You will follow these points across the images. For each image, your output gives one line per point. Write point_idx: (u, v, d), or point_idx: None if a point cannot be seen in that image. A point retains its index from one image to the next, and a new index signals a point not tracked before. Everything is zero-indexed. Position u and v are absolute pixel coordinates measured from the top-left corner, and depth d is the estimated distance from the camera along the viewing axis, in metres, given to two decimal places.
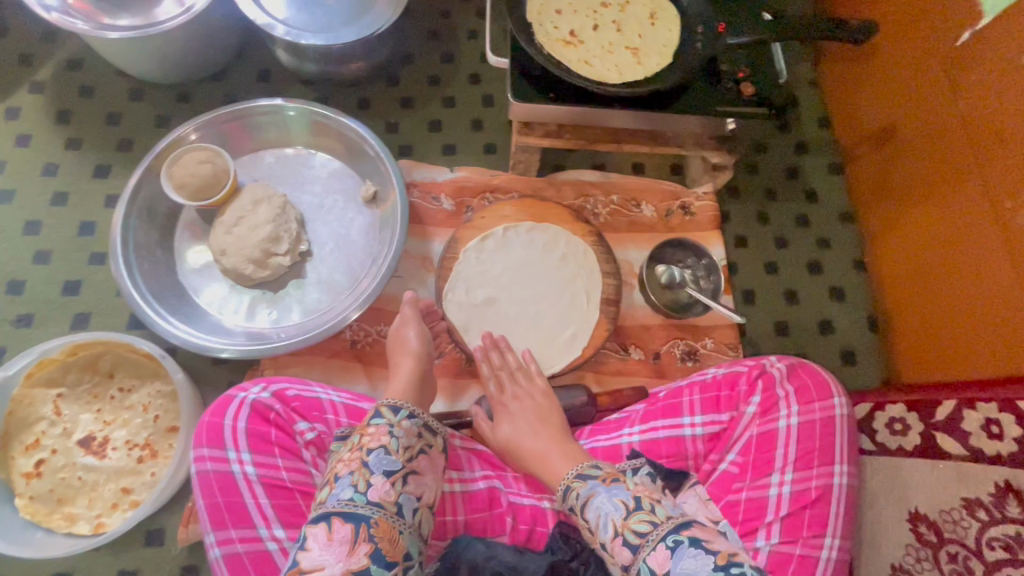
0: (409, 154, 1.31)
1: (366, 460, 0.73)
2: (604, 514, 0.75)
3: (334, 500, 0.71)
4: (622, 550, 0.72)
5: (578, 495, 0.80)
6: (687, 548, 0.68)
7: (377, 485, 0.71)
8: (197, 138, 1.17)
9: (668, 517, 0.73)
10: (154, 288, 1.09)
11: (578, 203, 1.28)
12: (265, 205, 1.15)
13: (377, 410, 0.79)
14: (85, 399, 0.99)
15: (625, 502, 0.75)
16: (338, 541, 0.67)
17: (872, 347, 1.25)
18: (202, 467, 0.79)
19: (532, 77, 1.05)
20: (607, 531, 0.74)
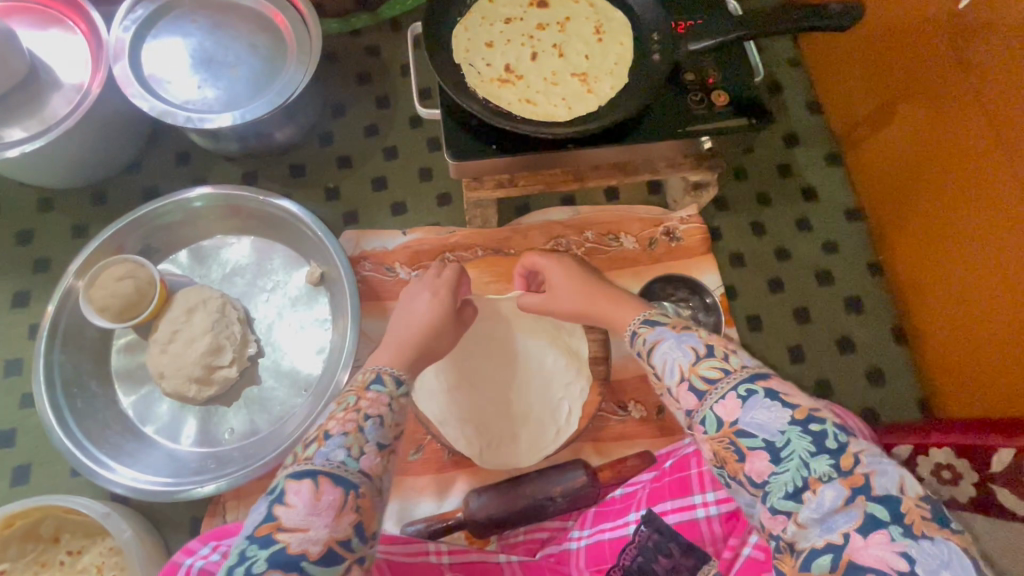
0: (356, 221, 1.18)
1: (362, 425, 0.64)
2: (671, 360, 0.64)
3: (323, 458, 0.61)
4: (688, 394, 0.61)
5: (645, 341, 0.70)
6: (760, 400, 0.56)
7: (370, 453, 0.63)
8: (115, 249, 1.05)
9: (743, 365, 0.60)
10: (92, 428, 0.98)
11: (549, 248, 1.14)
12: (201, 312, 1.03)
13: (379, 374, 0.72)
14: (32, 569, 0.90)
15: (695, 349, 0.63)
16: (325, 504, 0.58)
17: (900, 361, 1.11)
18: None
19: (469, 129, 0.91)
20: (672, 375, 0.63)
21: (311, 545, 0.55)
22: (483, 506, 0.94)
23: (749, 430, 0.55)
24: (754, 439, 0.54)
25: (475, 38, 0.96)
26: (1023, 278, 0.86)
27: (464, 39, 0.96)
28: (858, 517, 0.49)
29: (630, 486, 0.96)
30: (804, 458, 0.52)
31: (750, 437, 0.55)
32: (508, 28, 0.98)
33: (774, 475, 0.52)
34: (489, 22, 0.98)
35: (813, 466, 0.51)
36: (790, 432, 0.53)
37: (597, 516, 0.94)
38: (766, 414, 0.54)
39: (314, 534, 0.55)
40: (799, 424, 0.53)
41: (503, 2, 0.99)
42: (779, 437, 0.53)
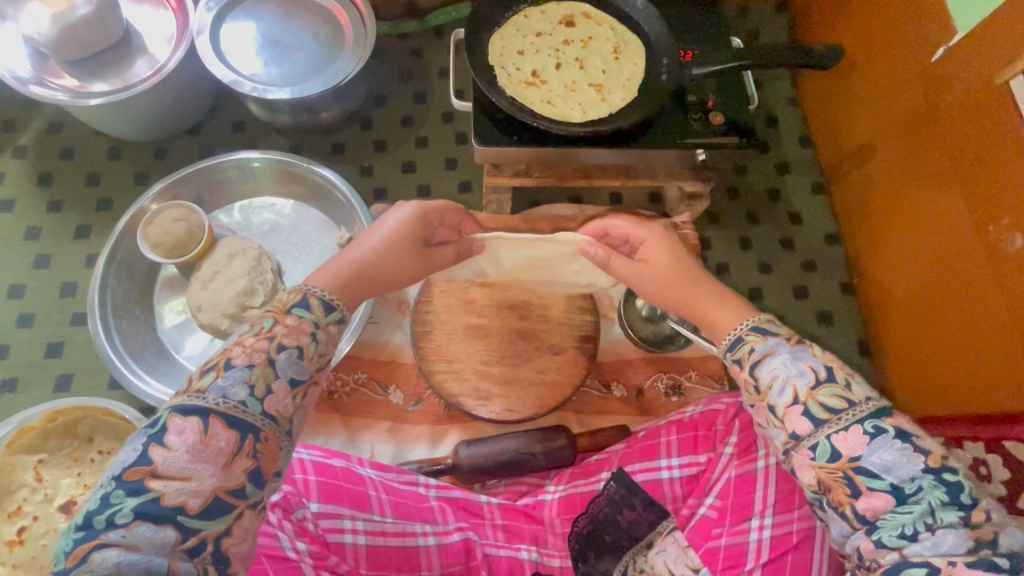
0: (385, 197, 1.32)
1: (273, 360, 0.70)
2: (784, 378, 0.70)
3: (219, 394, 0.66)
4: (800, 419, 0.68)
5: (752, 350, 0.75)
6: (889, 441, 0.64)
7: (276, 396, 0.69)
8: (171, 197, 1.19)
9: (866, 398, 0.67)
10: (133, 348, 1.10)
11: (554, 238, 1.27)
12: (240, 258, 1.15)
13: (306, 299, 0.77)
14: (66, 463, 1.00)
15: (813, 371, 0.69)
16: (215, 448, 0.63)
17: (865, 373, 1.21)
18: None
19: (496, 120, 1.05)
20: (783, 395, 0.69)
21: (190, 497, 0.60)
22: (472, 454, 1.03)
23: (872, 470, 0.64)
24: (879, 480, 0.63)
25: (509, 46, 1.11)
26: (981, 301, 0.97)
27: (499, 46, 1.11)
28: (976, 559, 0.58)
29: (606, 451, 1.03)
30: (933, 505, 0.61)
31: (874, 479, 0.64)
32: (538, 41, 1.13)
33: (894, 514, 0.62)
34: (523, 34, 1.13)
35: (940, 513, 0.61)
36: (922, 479, 0.62)
37: (571, 475, 1.01)
38: (897, 459, 0.63)
39: (196, 484, 0.61)
40: (932, 472, 0.62)
41: (536, 19, 1.15)
42: (909, 482, 0.62)
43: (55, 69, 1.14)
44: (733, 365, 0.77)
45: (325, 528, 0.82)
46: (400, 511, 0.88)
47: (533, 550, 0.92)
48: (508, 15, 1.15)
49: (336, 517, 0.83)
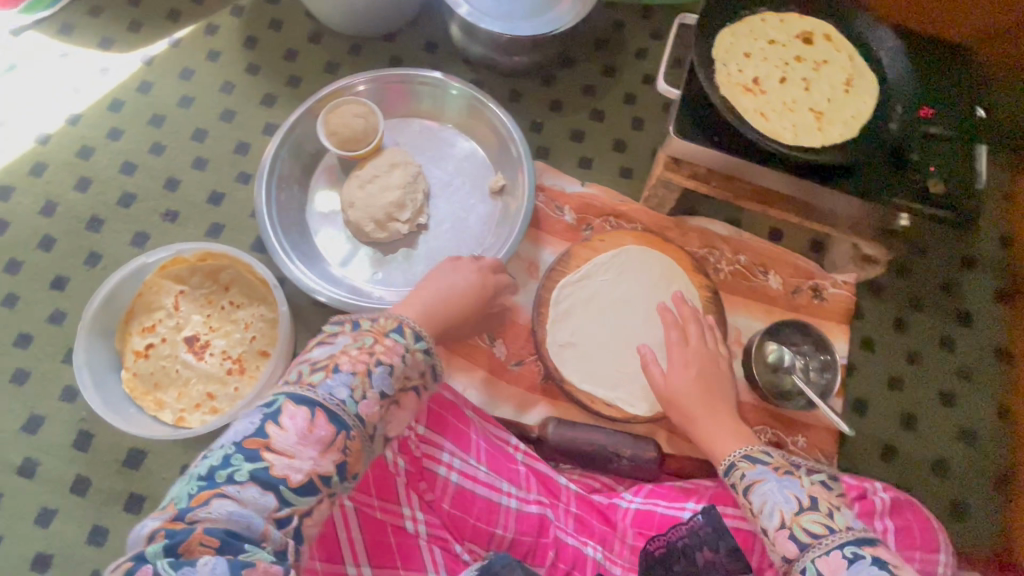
0: (545, 157, 1.29)
1: (370, 370, 0.71)
2: (772, 502, 0.78)
3: (325, 392, 0.69)
4: (786, 542, 0.75)
5: (744, 476, 0.83)
6: (864, 563, 0.69)
7: (370, 399, 0.70)
8: (363, 90, 1.22)
9: (847, 527, 0.73)
10: (285, 220, 1.16)
11: (701, 253, 1.21)
12: (400, 170, 1.18)
13: (399, 325, 0.76)
14: (200, 301, 1.07)
15: (798, 499, 0.77)
16: (315, 436, 0.66)
17: (988, 508, 1.09)
18: None
19: (700, 117, 1.00)
20: (772, 519, 0.77)
21: (294, 473, 0.64)
22: (560, 434, 1.02)
23: None
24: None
25: (737, 45, 1.05)
26: None
27: (727, 42, 1.04)
28: None
29: (693, 482, 0.99)
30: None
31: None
32: (769, 49, 1.05)
33: None
34: (754, 36, 1.06)
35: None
36: None
37: (651, 491, 0.98)
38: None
39: (299, 462, 0.64)
40: None
41: (774, 25, 1.07)
42: None
43: None
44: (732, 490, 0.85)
45: (424, 453, 0.82)
46: (492, 462, 0.88)
47: (599, 550, 0.90)
48: (744, 12, 1.07)
49: (437, 446, 0.83)
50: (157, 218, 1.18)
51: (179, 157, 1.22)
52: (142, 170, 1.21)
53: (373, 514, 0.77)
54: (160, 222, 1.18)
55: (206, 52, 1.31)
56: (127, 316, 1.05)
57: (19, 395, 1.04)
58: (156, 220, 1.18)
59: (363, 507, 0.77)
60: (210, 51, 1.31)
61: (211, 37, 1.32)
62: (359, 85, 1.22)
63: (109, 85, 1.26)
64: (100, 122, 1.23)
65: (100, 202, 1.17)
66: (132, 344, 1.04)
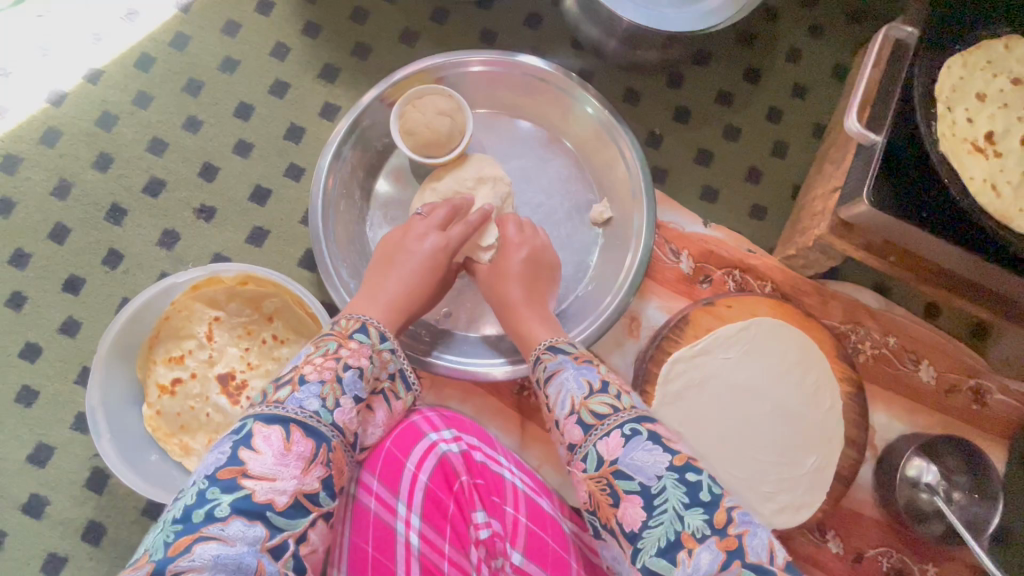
0: (661, 181, 1.05)
1: (340, 376, 0.64)
2: (566, 390, 0.64)
3: (294, 406, 0.60)
4: (573, 427, 0.60)
5: (545, 367, 0.68)
6: (642, 441, 0.56)
7: (344, 407, 0.63)
8: (478, 71, 0.98)
9: (633, 406, 0.60)
10: (341, 234, 0.95)
11: (841, 328, 0.98)
12: (487, 187, 0.93)
13: (364, 325, 0.71)
14: (238, 331, 0.89)
15: (590, 383, 0.63)
16: (294, 454, 0.57)
17: None
18: (367, 502, 0.67)
19: (901, 176, 0.75)
20: (562, 407, 0.63)
21: (279, 495, 0.54)
22: None
23: (626, 472, 0.55)
24: (630, 481, 0.54)
25: (968, 81, 0.77)
26: None
27: (955, 76, 0.77)
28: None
29: None
30: (677, 509, 0.51)
31: (626, 480, 0.54)
32: (1005, 92, 0.78)
33: (647, 528, 0.51)
34: (992, 71, 0.78)
35: (687, 520, 0.50)
36: (666, 478, 0.53)
37: None
38: (645, 457, 0.54)
39: (283, 484, 0.54)
40: (677, 471, 0.53)
41: (1018, 57, 0.79)
42: (655, 482, 0.53)
43: None
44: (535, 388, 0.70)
45: None
46: None
47: None
48: (978, 33, 0.79)
49: None
50: (190, 214, 0.97)
51: (217, 138, 1.00)
52: (174, 150, 0.99)
53: None
54: (193, 220, 0.97)
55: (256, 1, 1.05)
56: (150, 341, 0.87)
57: (27, 418, 0.89)
58: (188, 217, 0.97)
59: None
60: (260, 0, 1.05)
61: None
62: (475, 64, 0.97)
63: (137, 33, 1.02)
64: (125, 83, 1.00)
65: (123, 187, 0.97)
66: (156, 375, 0.87)
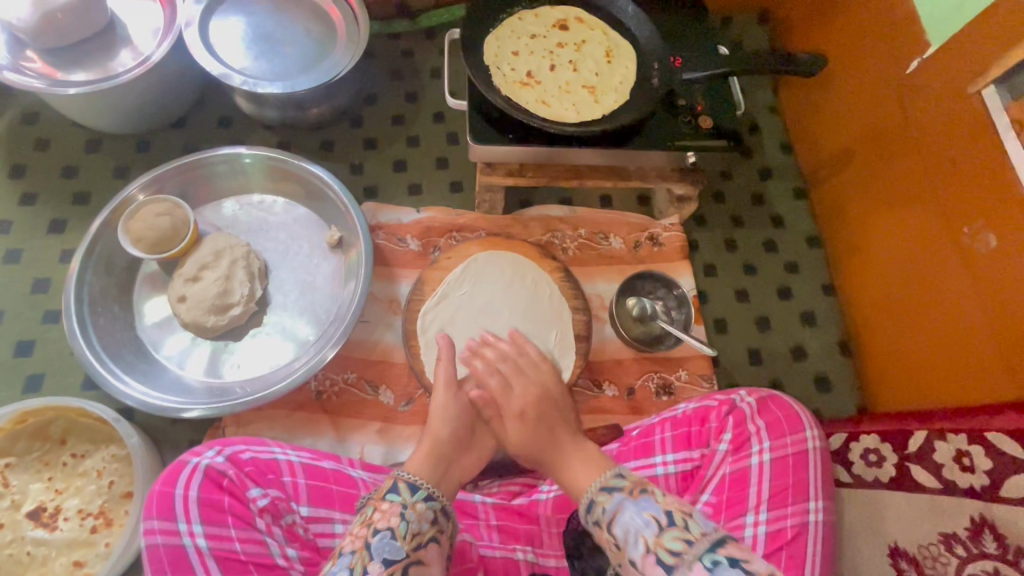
0: (374, 195, 1.30)
1: (369, 541, 0.69)
2: (634, 529, 0.67)
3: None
4: (653, 567, 0.64)
5: (603, 509, 0.71)
6: (726, 570, 0.60)
7: (373, 572, 0.67)
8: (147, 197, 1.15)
9: (703, 532, 0.64)
10: (110, 346, 1.07)
11: (545, 239, 1.27)
12: (227, 256, 1.12)
13: (394, 484, 0.75)
14: (35, 467, 0.96)
15: (656, 517, 0.67)
16: None
17: (848, 373, 1.24)
18: (152, 540, 0.73)
19: (491, 119, 1.06)
20: (636, 548, 0.66)
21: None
22: None
23: None
24: None
25: (503, 47, 1.13)
26: (970, 282, 0.97)
27: (494, 46, 1.13)
28: None
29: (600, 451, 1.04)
30: None
31: None
32: (532, 43, 1.15)
33: None
34: (517, 35, 1.15)
35: None
36: None
37: None
38: None
39: None
40: None
41: (531, 21, 1.17)
42: None
43: (48, 64, 1.09)
44: (593, 527, 0.73)
45: (316, 533, 0.82)
46: None
47: (528, 551, 0.92)
48: (502, 16, 1.16)
49: (328, 523, 0.82)
50: None
51: None
52: None
53: None
54: None
55: None
56: None
57: None
58: None
59: None
60: None
61: None
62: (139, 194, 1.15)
63: None
64: None
65: None
66: None
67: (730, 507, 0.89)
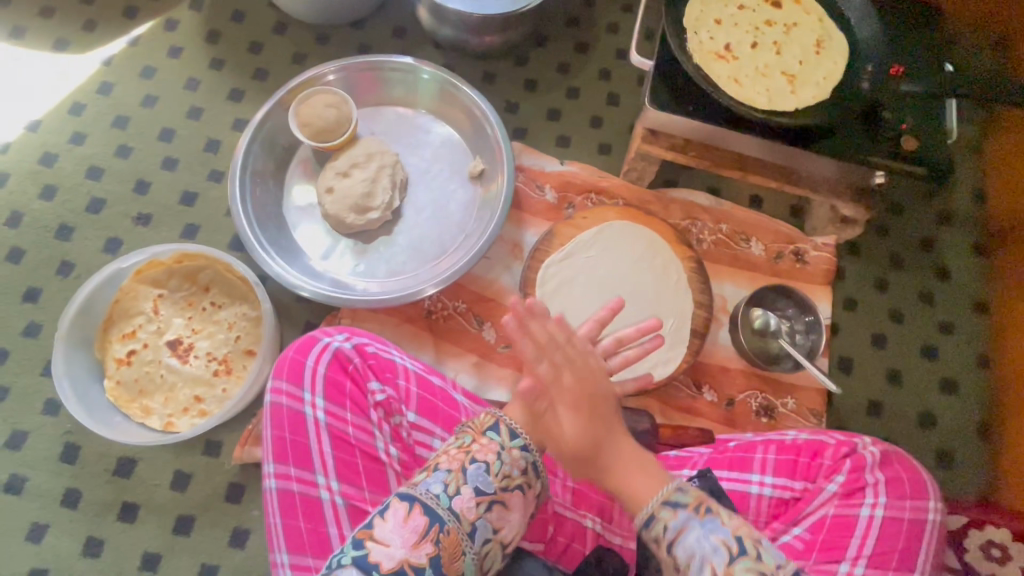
0: (522, 137, 1.29)
1: (466, 467, 0.70)
2: (701, 555, 0.65)
3: (423, 486, 0.69)
4: None
5: (666, 528, 0.66)
6: None
7: (463, 495, 0.68)
8: (333, 79, 1.20)
9: (778, 565, 0.64)
10: (261, 216, 1.14)
11: (683, 224, 1.21)
12: (377, 161, 1.16)
13: (499, 421, 0.73)
14: (180, 304, 1.06)
15: (726, 544, 0.65)
16: (411, 527, 0.66)
17: (977, 457, 1.11)
18: (278, 399, 0.79)
19: (674, 86, 1.00)
20: (702, 574, 0.65)
21: (388, 559, 0.65)
22: None
23: None
24: None
25: (707, 13, 1.06)
26: None
27: (697, 11, 1.05)
28: None
29: (687, 450, 1.00)
30: None
31: None
32: (738, 16, 1.07)
33: None
34: (724, 3, 1.07)
35: None
36: None
37: None
38: None
39: (393, 551, 0.65)
40: None
41: None
42: None
43: None
44: (646, 539, 0.68)
45: (417, 441, 0.83)
46: None
47: (598, 522, 0.91)
48: None
49: (429, 434, 0.83)
50: (128, 222, 1.15)
51: (146, 159, 1.20)
52: (111, 174, 1.18)
53: (363, 509, 0.77)
54: (133, 226, 1.15)
55: (167, 48, 1.27)
56: (106, 324, 1.03)
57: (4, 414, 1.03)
58: (127, 224, 1.15)
59: (354, 502, 0.77)
60: (170, 47, 1.28)
61: (171, 34, 1.28)
62: (328, 75, 1.20)
63: (70, 88, 1.23)
64: (61, 126, 1.21)
65: (70, 210, 1.15)
66: (113, 352, 1.02)
67: (822, 551, 0.83)
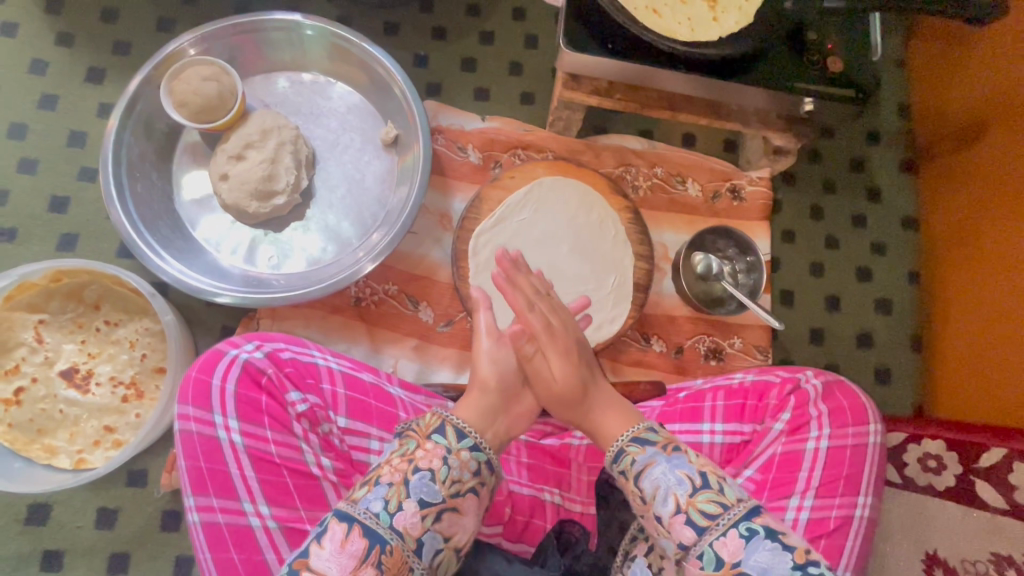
0: (437, 94, 1.17)
1: (409, 478, 0.63)
2: (665, 487, 0.63)
3: (363, 506, 0.62)
4: (683, 529, 0.61)
5: (633, 461, 0.66)
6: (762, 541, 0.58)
7: (406, 511, 0.62)
8: (198, 53, 1.04)
9: (739, 499, 0.61)
10: (147, 215, 1.00)
11: (617, 172, 1.15)
12: (274, 137, 1.02)
13: (443, 423, 0.67)
14: (68, 328, 0.94)
15: (691, 478, 0.63)
16: (349, 552, 0.60)
17: (911, 369, 1.16)
18: (186, 427, 0.71)
19: (590, 24, 0.91)
20: (665, 505, 0.62)
21: None
22: None
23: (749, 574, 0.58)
24: None
25: None
26: None
27: None
28: None
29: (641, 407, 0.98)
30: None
31: None
32: None
33: None
34: None
35: None
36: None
37: None
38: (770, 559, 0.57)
39: None
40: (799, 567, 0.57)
41: None
42: None
43: None
44: (618, 478, 0.68)
45: (352, 445, 0.79)
46: None
47: (556, 494, 0.90)
48: None
49: (364, 436, 0.79)
50: None
51: None
52: None
53: (301, 527, 0.72)
54: None
55: None
56: None
57: None
58: None
59: (289, 522, 0.71)
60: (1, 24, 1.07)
61: None
62: (190, 48, 1.03)
63: None
64: None
65: None
66: None
67: (773, 490, 0.84)
